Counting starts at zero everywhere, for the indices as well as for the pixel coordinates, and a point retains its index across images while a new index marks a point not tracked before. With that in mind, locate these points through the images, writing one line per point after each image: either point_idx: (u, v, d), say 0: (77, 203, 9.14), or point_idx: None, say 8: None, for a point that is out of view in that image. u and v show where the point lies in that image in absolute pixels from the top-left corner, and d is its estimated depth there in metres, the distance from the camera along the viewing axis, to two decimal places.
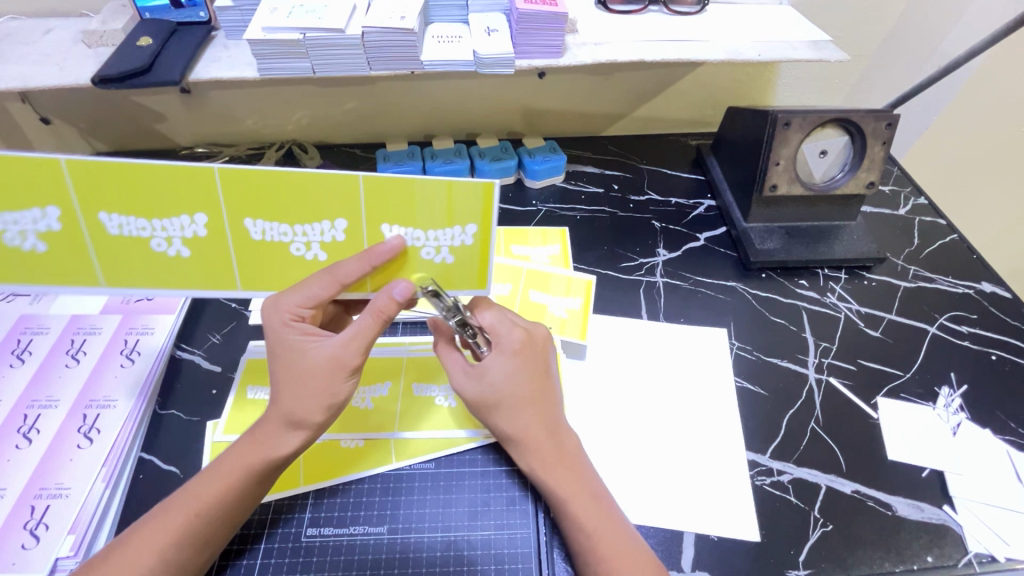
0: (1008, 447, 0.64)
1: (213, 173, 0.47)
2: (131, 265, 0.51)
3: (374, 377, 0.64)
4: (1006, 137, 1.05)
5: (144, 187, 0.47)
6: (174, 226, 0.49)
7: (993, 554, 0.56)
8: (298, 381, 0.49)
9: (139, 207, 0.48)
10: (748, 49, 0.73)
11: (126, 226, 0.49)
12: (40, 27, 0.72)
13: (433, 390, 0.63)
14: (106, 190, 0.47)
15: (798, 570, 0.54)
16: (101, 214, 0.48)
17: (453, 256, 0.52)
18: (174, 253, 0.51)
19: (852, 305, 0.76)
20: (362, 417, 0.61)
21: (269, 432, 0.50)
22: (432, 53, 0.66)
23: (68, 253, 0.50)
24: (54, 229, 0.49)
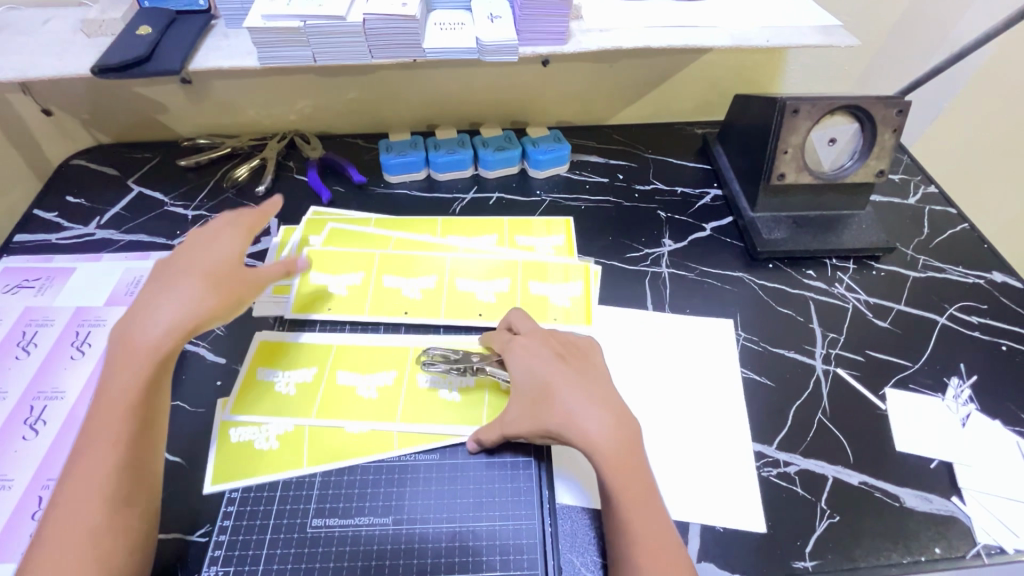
0: (1019, 438, 0.63)
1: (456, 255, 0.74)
2: (386, 307, 0.68)
3: (380, 364, 0.64)
4: (1019, 125, 1.03)
5: (413, 261, 0.72)
6: (416, 282, 0.70)
7: (1002, 545, 0.56)
8: (153, 311, 0.50)
9: (407, 270, 0.71)
10: (756, 34, 0.71)
11: (393, 282, 0.70)
12: (39, 17, 0.71)
13: (436, 381, 0.63)
14: (397, 257, 0.72)
15: (805, 561, 0.54)
16: (384, 276, 0.71)
17: (570, 301, 0.70)
18: (410, 296, 0.69)
19: (861, 296, 0.75)
20: (366, 407, 0.60)
21: (134, 341, 0.49)
22: (434, 41, 0.65)
23: (356, 299, 0.69)
24: (355, 283, 0.70)
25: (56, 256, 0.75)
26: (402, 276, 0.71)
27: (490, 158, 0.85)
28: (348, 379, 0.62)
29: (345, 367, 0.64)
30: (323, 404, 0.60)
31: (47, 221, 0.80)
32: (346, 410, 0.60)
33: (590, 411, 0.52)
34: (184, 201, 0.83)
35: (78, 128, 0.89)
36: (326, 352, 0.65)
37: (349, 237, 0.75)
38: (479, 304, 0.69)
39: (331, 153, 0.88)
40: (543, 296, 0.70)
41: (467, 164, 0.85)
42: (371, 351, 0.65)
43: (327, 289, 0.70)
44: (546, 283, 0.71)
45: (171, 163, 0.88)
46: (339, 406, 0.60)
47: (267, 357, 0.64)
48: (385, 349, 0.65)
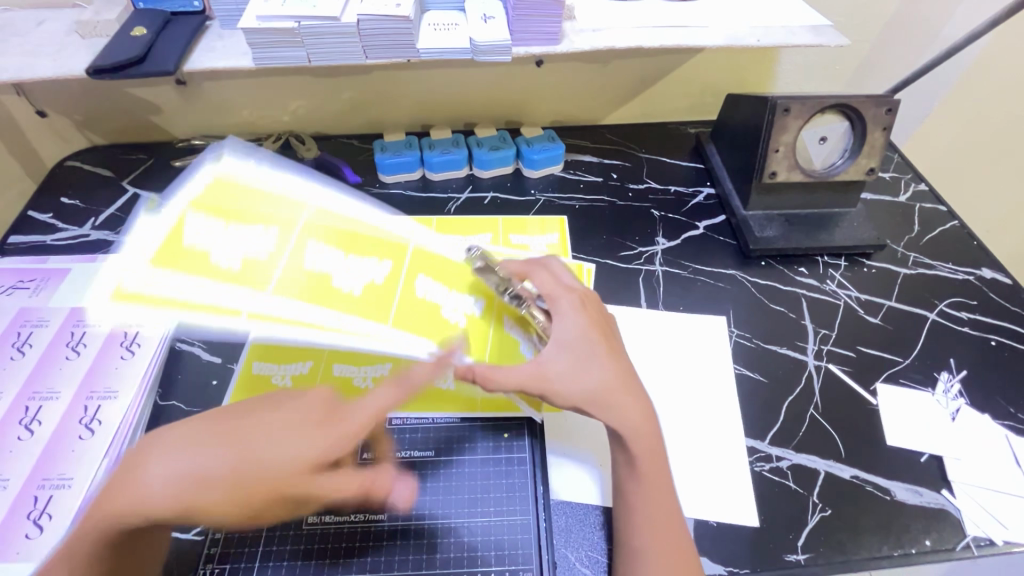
0: (1008, 431, 0.64)
1: (409, 246, 0.73)
2: (319, 293, 0.62)
3: (369, 255, 0.68)
4: (1008, 123, 1.04)
5: (358, 243, 0.69)
6: (355, 270, 0.66)
7: (992, 537, 0.56)
8: (256, 446, 0.43)
9: (347, 245, 0.68)
10: (746, 34, 0.72)
11: (320, 262, 0.64)
12: (33, 19, 0.71)
13: (433, 294, 0.68)
14: (332, 240, 0.67)
15: (797, 554, 0.54)
16: (310, 243, 0.65)
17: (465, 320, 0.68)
18: (348, 292, 0.64)
19: (852, 293, 0.76)
20: (353, 301, 0.64)
21: (182, 467, 0.40)
22: (428, 41, 0.65)
23: (257, 273, 0.59)
24: (265, 255, 0.61)
25: (50, 257, 0.75)
26: (335, 253, 0.66)
27: (485, 157, 0.86)
28: (316, 261, 0.64)
29: (316, 239, 0.65)
30: None
31: (42, 222, 0.80)
32: (330, 297, 0.63)
33: (621, 397, 0.52)
34: None
35: (72, 129, 0.89)
36: (295, 217, 0.65)
37: (234, 201, 0.62)
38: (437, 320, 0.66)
39: (326, 153, 0.88)
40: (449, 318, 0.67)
41: (461, 164, 0.86)
42: (354, 239, 0.69)
43: (209, 256, 0.58)
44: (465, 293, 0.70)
45: (166, 164, 0.88)
46: (319, 290, 0.62)
47: (218, 196, 0.62)
48: (373, 242, 0.70)
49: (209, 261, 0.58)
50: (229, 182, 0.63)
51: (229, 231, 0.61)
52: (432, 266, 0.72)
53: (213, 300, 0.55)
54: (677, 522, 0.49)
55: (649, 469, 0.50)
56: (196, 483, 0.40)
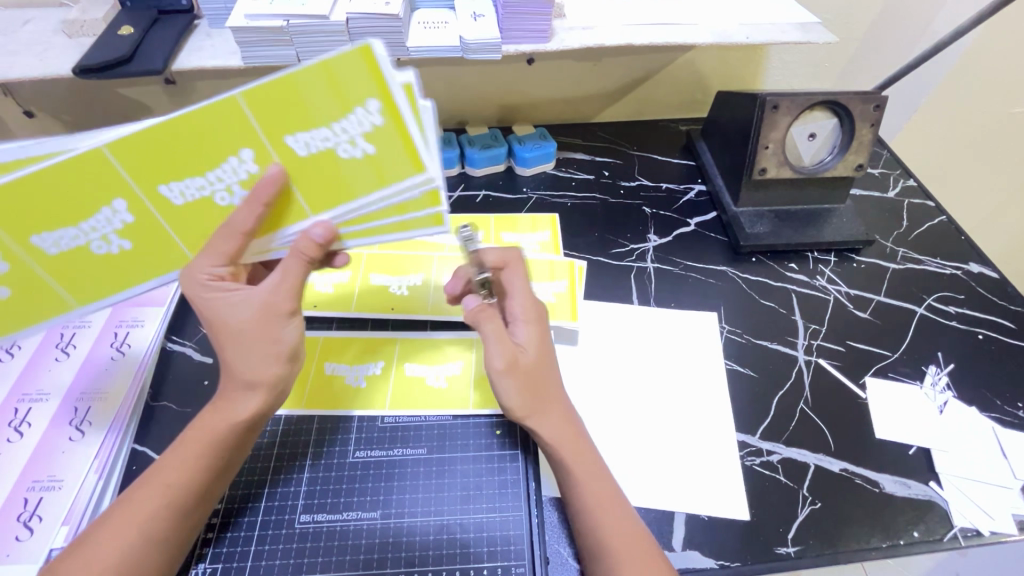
0: (995, 424, 0.64)
1: (86, 153, 0.40)
2: (105, 272, 0.49)
3: (84, 206, 0.43)
4: (997, 118, 1.05)
5: (53, 197, 0.42)
6: (101, 226, 0.45)
7: (979, 528, 0.57)
8: (228, 361, 0.48)
9: (58, 219, 0.44)
10: (736, 32, 0.72)
11: (62, 241, 0.45)
12: (18, 18, 0.71)
13: (200, 188, 0.44)
14: (20, 212, 0.42)
15: (787, 547, 0.55)
16: (31, 238, 0.44)
17: (372, 145, 0.41)
18: (118, 250, 0.47)
19: (841, 288, 0.77)
20: (123, 259, 0.48)
21: (226, 393, 0.48)
22: (418, 39, 0.65)
23: (32, 283, 0.48)
24: (1, 270, 0.46)
25: None
26: (60, 228, 0.44)
27: (476, 156, 0.86)
28: (64, 240, 0.45)
29: (39, 230, 0.44)
30: (315, 392, 0.62)
31: None
32: (125, 269, 0.49)
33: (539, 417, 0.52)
34: None
35: (60, 129, 0.88)
36: None
37: None
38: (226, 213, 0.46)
39: None
40: (325, 151, 0.42)
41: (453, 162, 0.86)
42: (45, 206, 0.43)
43: None
44: (314, 130, 0.41)
45: None
46: (88, 271, 0.48)
47: None
48: (52, 180, 0.41)
49: None
50: None
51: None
52: (167, 147, 0.41)
53: None
54: (633, 527, 0.49)
55: (589, 478, 0.50)
56: (241, 380, 0.48)
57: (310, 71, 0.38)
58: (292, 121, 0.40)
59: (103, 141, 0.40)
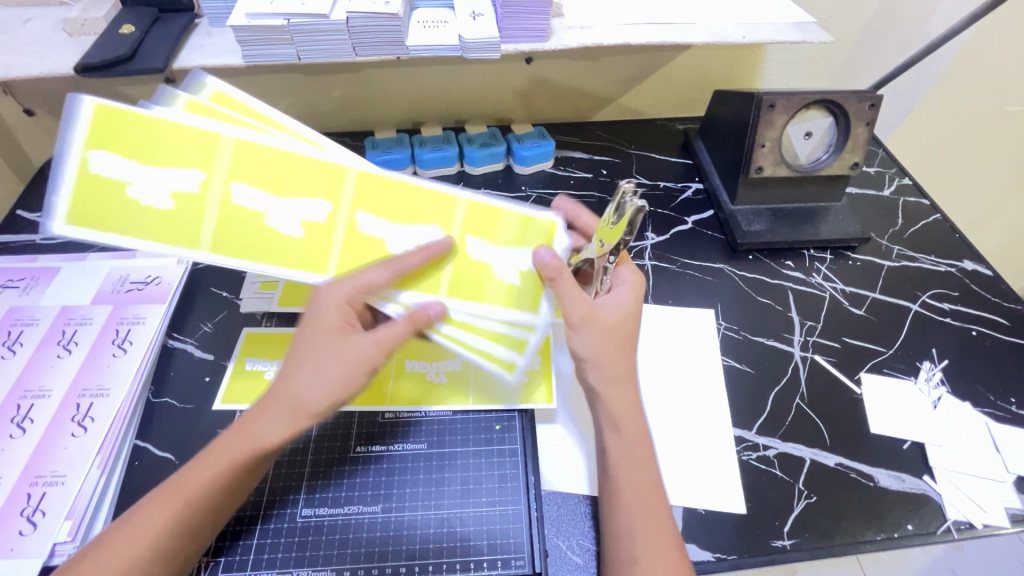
0: (988, 418, 0.65)
1: (350, 171, 0.53)
2: (249, 244, 0.51)
3: (302, 187, 0.52)
4: (991, 117, 1.06)
5: (296, 174, 0.51)
6: (294, 208, 0.52)
7: (972, 521, 0.58)
8: (295, 383, 0.49)
9: (274, 185, 0.51)
10: (733, 31, 0.73)
11: (254, 201, 0.51)
12: (20, 17, 0.71)
13: (385, 230, 0.54)
14: (254, 171, 0.51)
15: (783, 540, 0.56)
16: (235, 184, 0.50)
17: (519, 279, 0.57)
18: (291, 235, 0.52)
19: (837, 285, 0.78)
20: (283, 241, 0.52)
21: (267, 412, 0.48)
22: (417, 38, 0.66)
23: (189, 214, 0.50)
24: (190, 190, 0.50)
25: (39, 256, 0.74)
26: (262, 189, 0.51)
27: (475, 154, 0.86)
28: (251, 200, 0.51)
29: (245, 182, 0.51)
30: None
31: (31, 221, 0.80)
32: (269, 244, 0.52)
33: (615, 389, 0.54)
34: None
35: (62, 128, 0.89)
36: (216, 150, 0.50)
37: (134, 134, 0.48)
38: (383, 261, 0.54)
39: None
40: (484, 262, 0.56)
41: (452, 160, 0.86)
42: (277, 172, 0.51)
43: (125, 187, 0.49)
44: (491, 244, 0.56)
45: None
46: (237, 233, 0.51)
47: (109, 138, 0.48)
48: (309, 168, 0.52)
49: (124, 193, 0.49)
50: (111, 111, 0.48)
51: (150, 169, 0.49)
52: (389, 198, 0.54)
53: (127, 178, 0.49)
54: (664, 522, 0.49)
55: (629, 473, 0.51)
56: (300, 406, 0.48)
57: (513, 217, 0.57)
58: (479, 230, 0.56)
59: (356, 166, 0.53)
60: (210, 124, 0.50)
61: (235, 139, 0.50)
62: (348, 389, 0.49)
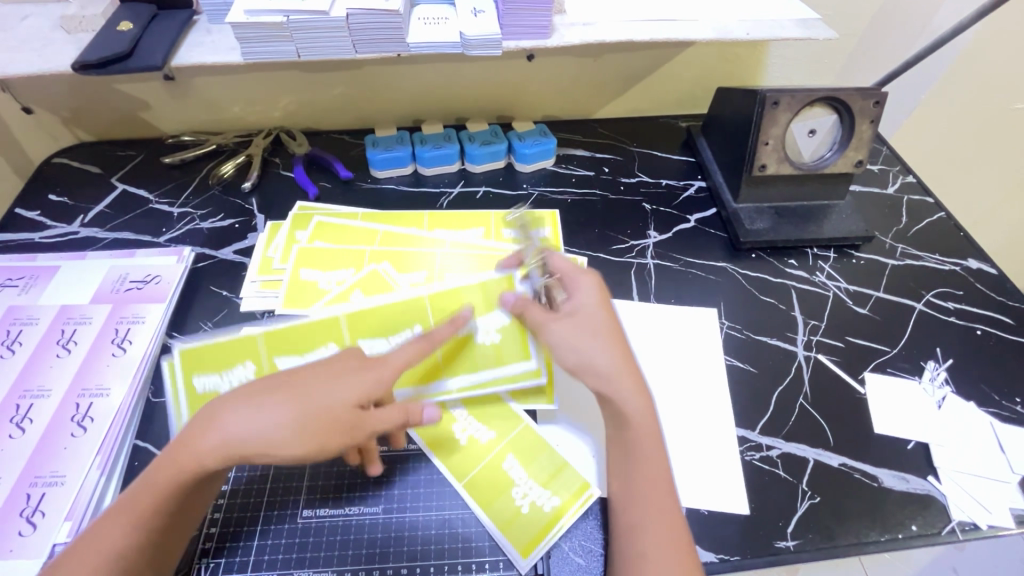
0: (993, 418, 0.65)
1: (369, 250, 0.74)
2: (291, 345, 0.61)
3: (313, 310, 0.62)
4: (996, 114, 1.05)
5: (334, 258, 0.73)
6: (333, 276, 0.71)
7: (976, 522, 0.57)
8: (285, 407, 0.46)
9: (317, 263, 0.72)
10: (736, 28, 0.72)
11: (290, 319, 0.64)
12: (17, 13, 0.70)
13: (407, 286, 0.70)
14: (317, 259, 0.72)
15: (787, 541, 0.55)
16: (302, 270, 0.71)
17: (499, 336, 0.62)
18: (312, 322, 0.63)
19: (841, 284, 0.77)
20: (313, 330, 0.62)
21: (250, 413, 0.45)
22: (418, 35, 0.65)
23: (242, 347, 0.61)
24: (245, 344, 0.61)
25: (39, 255, 0.74)
26: (318, 269, 0.72)
27: (476, 152, 0.86)
28: (310, 276, 0.71)
29: (306, 268, 0.72)
30: None
31: (30, 220, 0.80)
32: (304, 341, 0.62)
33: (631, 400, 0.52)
34: (169, 199, 0.83)
35: (60, 126, 0.88)
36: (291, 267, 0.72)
37: (213, 354, 0.61)
38: (388, 328, 0.63)
39: (318, 149, 0.88)
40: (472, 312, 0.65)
41: (453, 158, 0.86)
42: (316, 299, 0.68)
43: (210, 348, 0.61)
44: (477, 290, 0.69)
45: (155, 161, 0.88)
46: (284, 340, 0.61)
47: (196, 361, 0.60)
48: (341, 256, 0.73)
49: (217, 348, 0.61)
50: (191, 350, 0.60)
51: (256, 326, 0.68)
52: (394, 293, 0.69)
53: (216, 337, 0.63)
54: (673, 522, 0.48)
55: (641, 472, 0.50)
56: (271, 441, 0.44)
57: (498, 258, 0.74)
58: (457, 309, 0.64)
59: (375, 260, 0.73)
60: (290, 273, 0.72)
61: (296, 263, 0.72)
62: (320, 453, 0.45)
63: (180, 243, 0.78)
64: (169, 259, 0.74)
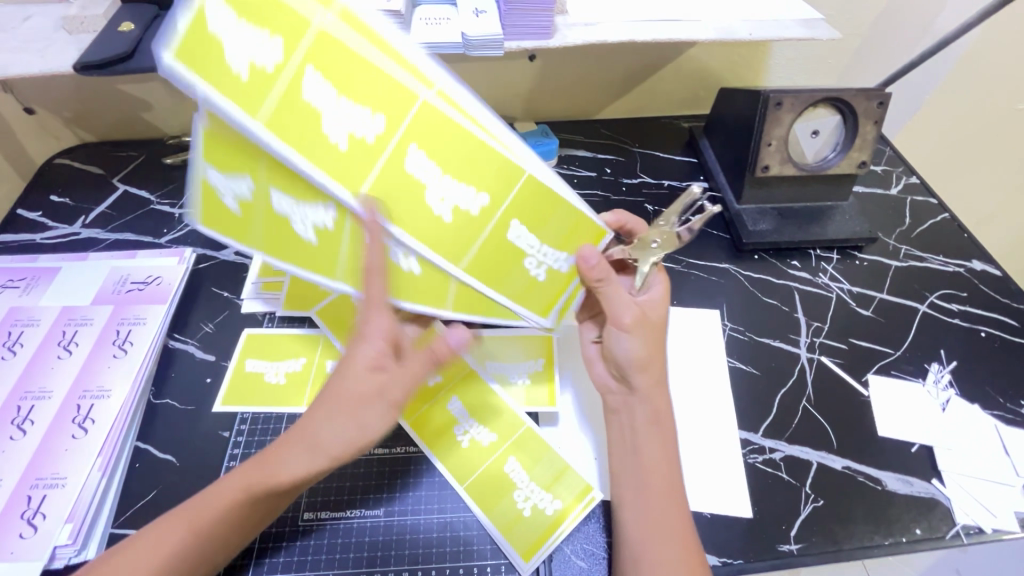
0: (997, 421, 0.65)
1: (419, 101, 0.41)
2: (295, 136, 0.39)
3: (363, 95, 0.40)
4: (1000, 115, 1.05)
5: (359, 80, 0.39)
6: (352, 119, 0.40)
7: (981, 526, 0.57)
8: (313, 425, 0.44)
9: (344, 86, 0.39)
10: (739, 28, 0.72)
11: (318, 96, 0.39)
12: (18, 13, 0.70)
13: (431, 174, 0.43)
14: (330, 59, 0.38)
15: (790, 545, 0.55)
16: (307, 71, 0.38)
17: (546, 275, 0.52)
18: (332, 141, 0.40)
19: (844, 286, 0.77)
20: (336, 155, 0.40)
21: (285, 449, 0.45)
22: (420, 36, 0.65)
23: (242, 93, 0.38)
24: (264, 64, 0.38)
25: (40, 256, 0.74)
26: (333, 89, 0.39)
27: None
28: (315, 96, 0.39)
29: (316, 67, 0.38)
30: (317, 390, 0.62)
31: (31, 220, 0.80)
32: (308, 139, 0.40)
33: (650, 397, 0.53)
34: (170, 200, 0.83)
35: (61, 127, 0.88)
36: (303, 33, 0.38)
37: (241, 1, 0.37)
38: (422, 208, 0.44)
39: None
40: (519, 249, 0.49)
41: None
42: (350, 67, 0.39)
43: (220, 48, 0.37)
44: (535, 236, 0.49)
45: (156, 162, 0.88)
46: (291, 123, 0.39)
47: (201, 55, 0.37)
48: (379, 86, 0.40)
49: (220, 49, 0.37)
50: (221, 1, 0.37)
51: (235, 27, 0.37)
52: (453, 139, 0.42)
53: (220, 32, 0.37)
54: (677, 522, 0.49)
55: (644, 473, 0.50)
56: (313, 450, 0.44)
57: (568, 214, 0.49)
58: (535, 219, 0.48)
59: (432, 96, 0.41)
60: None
61: (320, 29, 0.38)
62: (367, 433, 0.44)
63: (181, 244, 0.78)
64: (170, 260, 0.74)
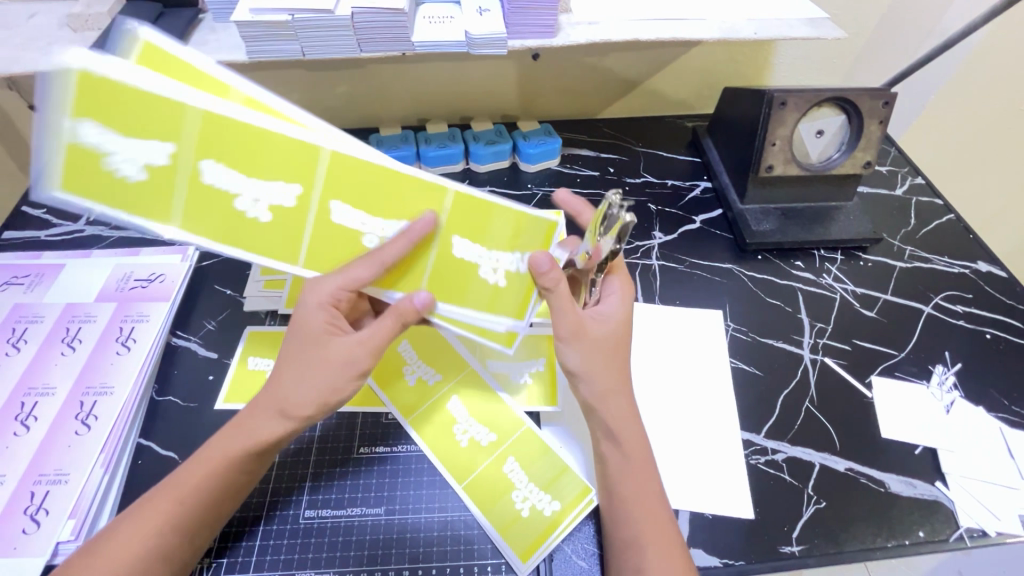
0: (1002, 424, 0.64)
1: (325, 152, 0.47)
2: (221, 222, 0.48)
3: (272, 169, 0.47)
4: (1007, 115, 1.04)
5: (261, 154, 0.46)
6: (267, 191, 0.48)
7: (985, 529, 0.57)
8: (283, 387, 0.50)
9: (250, 164, 0.46)
10: (744, 27, 0.72)
11: (226, 179, 0.46)
12: (24, 11, 0.71)
13: (361, 220, 0.50)
14: (221, 140, 0.45)
15: (792, 546, 0.55)
16: (204, 161, 0.45)
17: (506, 280, 0.55)
18: (254, 217, 0.48)
19: (848, 286, 0.76)
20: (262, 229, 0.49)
21: (257, 413, 0.50)
22: (423, 35, 0.65)
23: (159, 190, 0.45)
24: (158, 163, 0.44)
25: (45, 253, 0.74)
26: (239, 171, 0.46)
27: (481, 152, 0.85)
28: (223, 177, 0.46)
29: (217, 158, 0.45)
30: None
31: (36, 217, 0.80)
32: (236, 231, 0.48)
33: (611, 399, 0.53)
34: None
35: None
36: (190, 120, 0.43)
37: (115, 98, 0.42)
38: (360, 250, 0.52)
39: None
40: (471, 262, 0.53)
41: (457, 157, 0.85)
42: (254, 149, 0.45)
43: (100, 159, 0.44)
44: (480, 246, 0.53)
45: None
46: (216, 220, 0.48)
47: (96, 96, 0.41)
48: (281, 150, 0.46)
49: (100, 164, 0.44)
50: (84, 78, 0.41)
51: (131, 137, 0.43)
52: (365, 185, 0.49)
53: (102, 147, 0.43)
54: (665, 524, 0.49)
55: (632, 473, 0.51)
56: (286, 406, 0.49)
57: (508, 213, 0.52)
58: (473, 230, 0.52)
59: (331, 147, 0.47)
60: (210, 72, 0.46)
61: (202, 111, 0.43)
62: (337, 391, 0.50)
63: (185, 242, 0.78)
64: (173, 257, 0.74)
